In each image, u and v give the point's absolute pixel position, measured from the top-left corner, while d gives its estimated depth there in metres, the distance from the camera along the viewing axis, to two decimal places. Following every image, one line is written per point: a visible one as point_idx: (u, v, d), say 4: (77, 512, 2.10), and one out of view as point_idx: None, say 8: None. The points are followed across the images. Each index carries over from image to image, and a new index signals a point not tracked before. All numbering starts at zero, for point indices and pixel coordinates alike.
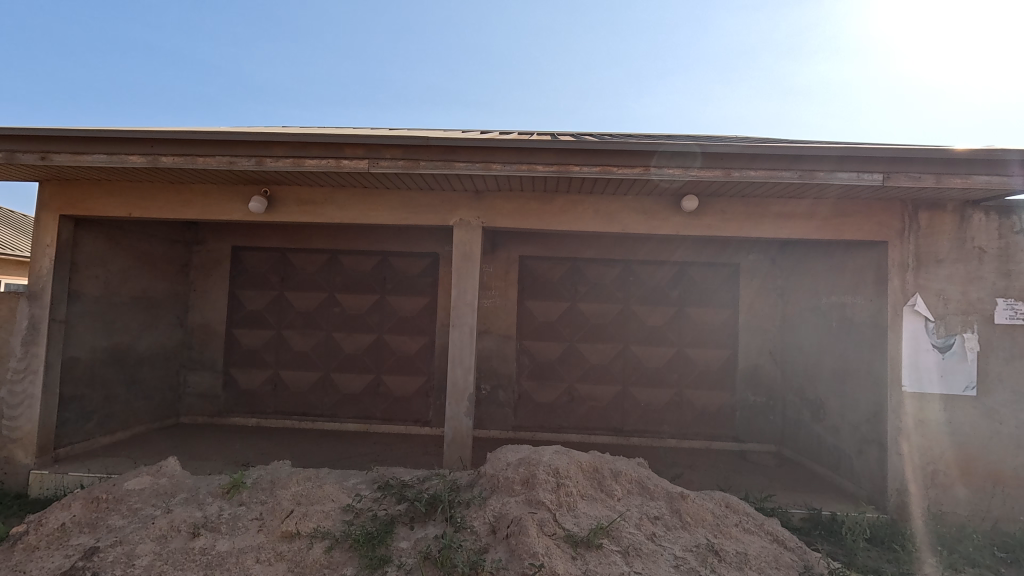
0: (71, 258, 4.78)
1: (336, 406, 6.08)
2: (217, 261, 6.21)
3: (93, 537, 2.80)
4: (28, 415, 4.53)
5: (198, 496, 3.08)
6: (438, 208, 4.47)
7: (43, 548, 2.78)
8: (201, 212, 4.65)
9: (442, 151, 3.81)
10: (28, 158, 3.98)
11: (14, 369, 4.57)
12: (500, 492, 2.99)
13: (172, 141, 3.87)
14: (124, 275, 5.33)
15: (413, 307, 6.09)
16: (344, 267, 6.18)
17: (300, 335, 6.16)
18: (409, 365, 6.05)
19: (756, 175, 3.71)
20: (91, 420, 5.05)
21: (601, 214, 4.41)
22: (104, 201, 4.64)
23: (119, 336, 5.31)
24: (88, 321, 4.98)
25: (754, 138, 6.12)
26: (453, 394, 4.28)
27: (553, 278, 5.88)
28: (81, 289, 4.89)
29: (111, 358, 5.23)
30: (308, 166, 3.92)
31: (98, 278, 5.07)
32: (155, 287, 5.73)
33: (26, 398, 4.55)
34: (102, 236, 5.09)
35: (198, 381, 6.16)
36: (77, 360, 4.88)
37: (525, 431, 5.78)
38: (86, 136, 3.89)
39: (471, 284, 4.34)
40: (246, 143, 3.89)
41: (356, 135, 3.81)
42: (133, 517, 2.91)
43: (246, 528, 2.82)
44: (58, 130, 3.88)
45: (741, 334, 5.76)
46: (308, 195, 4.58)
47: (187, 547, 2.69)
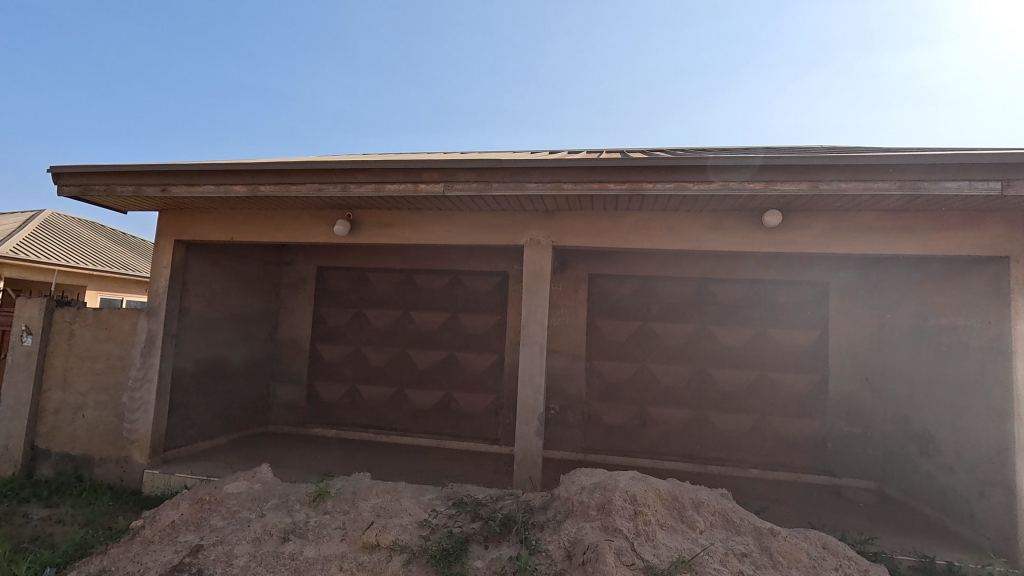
0: (182, 278, 5.31)
1: (409, 421, 6.26)
2: (303, 280, 6.68)
3: (197, 535, 3.03)
4: (143, 419, 5.05)
5: (288, 502, 3.27)
6: (509, 228, 4.55)
7: (156, 542, 3.05)
8: (292, 235, 5.03)
9: (515, 172, 3.89)
10: (152, 190, 4.52)
11: (135, 377, 5.11)
12: (574, 517, 2.93)
13: (269, 171, 4.24)
14: (224, 293, 5.85)
15: (483, 325, 6.18)
16: (417, 286, 6.43)
17: (376, 351, 6.44)
18: (479, 382, 6.13)
19: (848, 187, 3.46)
20: (195, 426, 5.53)
21: (675, 232, 4.29)
22: (211, 227, 5.15)
23: (219, 349, 5.81)
24: (193, 336, 5.49)
25: (844, 146, 5.71)
26: (523, 413, 4.28)
27: (623, 297, 5.77)
28: (190, 305, 5.42)
29: (211, 369, 5.73)
30: (388, 191, 4.15)
31: (204, 296, 5.60)
32: (250, 304, 6.24)
33: (143, 403, 5.07)
34: (208, 259, 5.63)
35: (285, 393, 6.60)
36: (184, 370, 5.39)
37: (595, 453, 5.65)
38: (199, 170, 4.36)
39: (541, 302, 4.35)
40: (333, 171, 4.18)
41: (433, 160, 3.99)
42: (231, 520, 3.13)
43: (330, 536, 2.94)
44: (177, 165, 4.38)
45: (832, 357, 5.33)
46: (388, 219, 4.83)
47: (277, 550, 2.84)
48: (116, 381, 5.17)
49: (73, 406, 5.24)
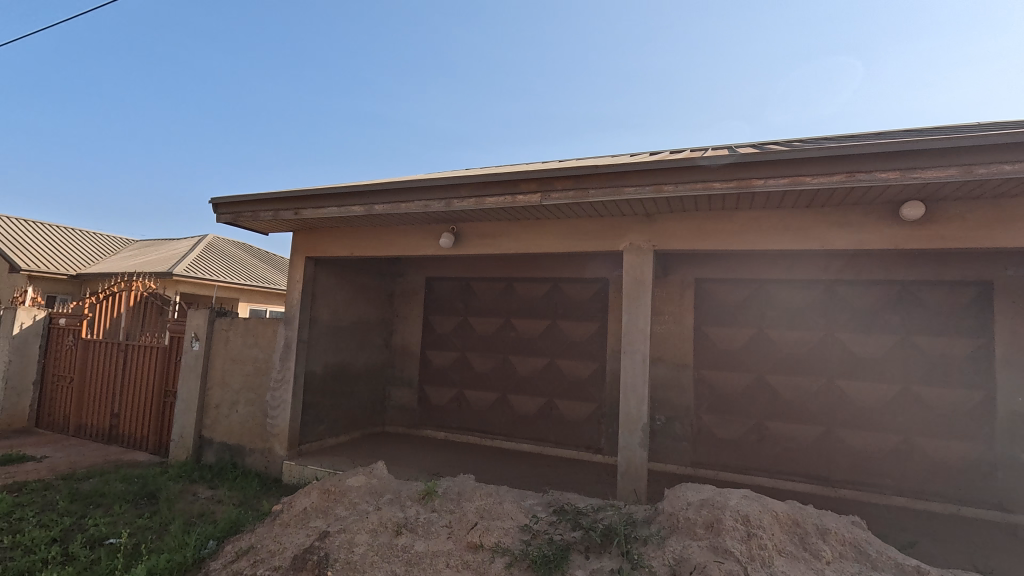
0: (312, 290, 5.96)
1: (512, 426, 6.40)
2: (414, 291, 7.16)
3: (325, 522, 3.37)
4: (282, 415, 5.72)
5: (401, 498, 3.51)
6: (607, 234, 4.49)
7: (292, 525, 3.44)
8: (403, 249, 5.42)
9: (612, 177, 3.84)
10: (288, 215, 5.16)
11: (276, 378, 5.82)
12: (680, 534, 2.80)
13: (382, 191, 4.64)
14: (347, 303, 6.46)
15: (584, 333, 6.14)
16: (518, 294, 6.57)
17: (481, 358, 6.69)
18: (580, 390, 6.08)
19: (1014, 169, 2.93)
20: (323, 423, 6.16)
21: (792, 231, 3.94)
22: (335, 244, 5.73)
23: (342, 355, 6.41)
24: (322, 342, 6.12)
25: (1010, 121, 4.84)
26: (626, 423, 4.17)
27: (734, 302, 5.41)
28: (319, 315, 6.06)
29: (336, 372, 6.34)
30: (488, 204, 4.31)
31: (330, 306, 6.22)
32: (368, 313, 6.82)
33: (282, 402, 5.75)
34: (333, 273, 6.26)
35: (399, 396, 7.09)
36: (315, 373, 6.03)
37: (706, 469, 5.32)
38: (325, 194, 4.89)
39: (643, 309, 4.22)
40: (437, 188, 4.45)
41: (530, 171, 4.08)
42: (353, 510, 3.43)
43: (437, 534, 3.11)
44: (307, 191, 4.96)
45: (1001, 370, 4.49)
46: (489, 230, 5.01)
47: (391, 542, 3.05)
48: (261, 382, 5.93)
49: (229, 402, 6.11)
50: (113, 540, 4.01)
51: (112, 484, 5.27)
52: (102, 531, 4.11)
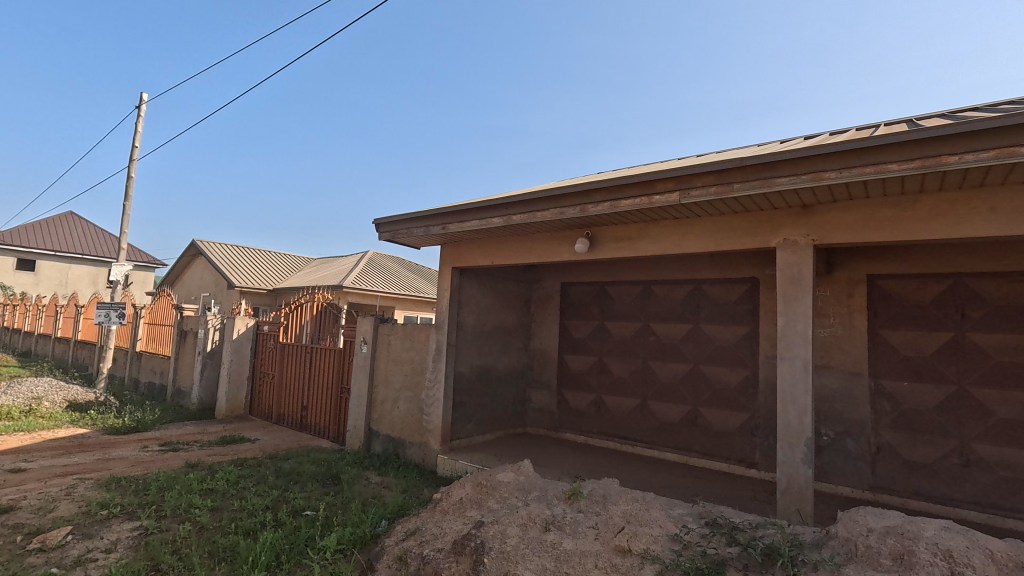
0: (459, 298, 6.45)
1: (654, 433, 6.20)
2: (551, 296, 7.35)
3: (479, 512, 3.62)
4: (436, 412, 6.26)
5: (548, 496, 3.64)
6: (756, 230, 4.17)
7: (451, 512, 3.76)
8: (540, 256, 5.61)
9: (760, 168, 3.56)
10: (437, 229, 5.69)
11: (430, 379, 6.39)
12: (859, 562, 2.48)
13: (520, 202, 4.87)
14: (489, 309, 6.87)
15: (731, 337, 5.74)
16: (657, 297, 6.38)
17: (619, 362, 6.61)
18: (729, 398, 5.68)
19: None
20: (471, 422, 6.60)
21: (1001, 214, 3.26)
22: (477, 254, 6.15)
23: (486, 358, 6.83)
24: (468, 346, 6.59)
25: None
26: (786, 436, 3.81)
27: (921, 301, 4.62)
28: (465, 320, 6.53)
29: (481, 374, 6.76)
30: (623, 207, 4.29)
31: (474, 312, 6.67)
32: (508, 319, 7.17)
33: (435, 400, 6.29)
34: (476, 281, 6.70)
35: (539, 398, 7.31)
36: (462, 375, 6.50)
37: (890, 495, 4.60)
38: (468, 208, 5.30)
39: (802, 310, 3.83)
40: (572, 194, 4.54)
41: (668, 169, 3.97)
42: (504, 504, 3.64)
43: (585, 534, 3.16)
44: (453, 207, 5.42)
45: None
46: (625, 233, 4.96)
47: (541, 537, 3.18)
48: (418, 381, 6.56)
49: (392, 399, 6.86)
50: (308, 512, 4.77)
51: (305, 465, 6.25)
52: (301, 504, 4.91)
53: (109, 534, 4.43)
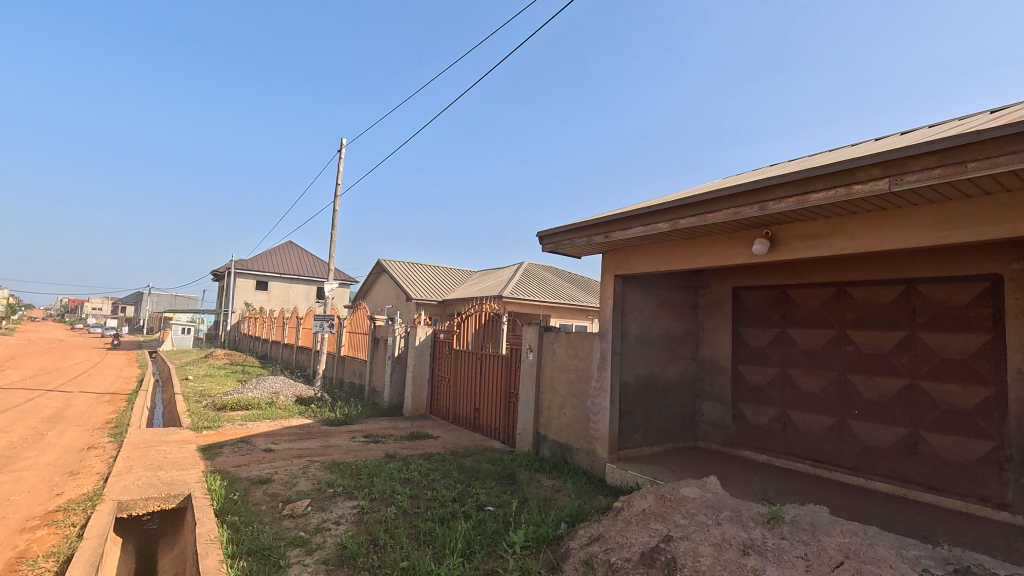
0: (622, 306, 6.39)
1: (857, 458, 5.38)
2: (721, 302, 6.88)
3: (666, 526, 3.52)
4: (603, 421, 6.24)
5: (742, 517, 3.40)
6: (1000, 216, 3.41)
7: (634, 523, 3.72)
8: (711, 260, 5.30)
9: (1008, 141, 2.91)
10: (599, 239, 5.75)
11: (596, 387, 6.40)
12: None
13: (688, 205, 4.68)
14: (653, 317, 6.68)
15: (963, 347, 4.74)
16: (854, 301, 5.56)
17: (808, 375, 5.90)
18: (963, 421, 4.68)
19: None
20: (638, 432, 6.47)
21: None
22: (641, 261, 6.04)
23: (652, 367, 6.64)
24: (633, 354, 6.47)
25: None
26: None
27: None
28: (629, 329, 6.44)
29: (648, 384, 6.58)
30: (813, 201, 3.85)
31: (638, 320, 6.54)
32: (674, 326, 6.89)
33: (601, 409, 6.27)
34: (640, 288, 6.57)
35: (711, 411, 6.86)
36: (628, 384, 6.40)
37: None
38: (631, 216, 5.25)
39: None
40: (749, 192, 4.22)
41: (871, 155, 3.46)
42: (692, 520, 3.49)
43: (793, 563, 2.86)
44: (615, 215, 5.43)
45: None
46: (814, 229, 4.43)
47: (739, 561, 2.96)
48: (584, 389, 6.61)
49: (558, 405, 7.01)
50: (491, 507, 5.14)
51: (483, 463, 6.74)
52: (484, 499, 5.31)
53: (336, 509, 5.30)
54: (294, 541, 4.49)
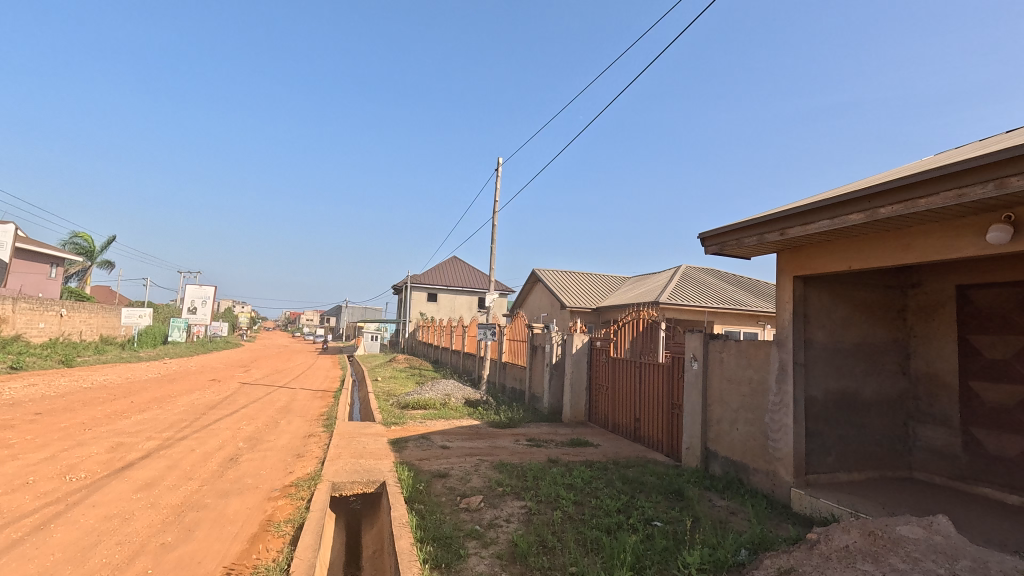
0: (804, 311, 5.65)
1: None
2: (939, 304, 5.75)
3: (879, 569, 2.97)
4: (785, 440, 5.55)
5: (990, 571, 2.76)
6: None
7: (836, 560, 3.21)
8: (924, 254, 4.43)
9: None
10: (773, 237, 5.21)
11: (774, 402, 5.71)
12: None
13: (889, 190, 3.99)
14: (846, 323, 5.81)
15: None
16: None
17: None
18: None
19: None
20: (831, 456, 5.65)
21: None
22: (826, 259, 5.30)
23: (846, 381, 5.77)
24: (820, 366, 5.69)
25: None
26: None
27: None
28: (814, 337, 5.67)
29: (841, 401, 5.73)
30: None
31: (825, 327, 5.73)
32: (874, 334, 5.92)
33: (783, 426, 5.58)
34: (826, 290, 5.76)
35: (930, 436, 5.74)
36: (815, 400, 5.63)
37: None
38: (813, 208, 4.66)
39: None
40: (978, 168, 3.44)
41: None
42: (916, 566, 2.92)
43: None
44: (792, 210, 4.87)
45: None
46: None
47: None
48: (759, 404, 5.94)
49: (729, 420, 6.40)
50: (659, 523, 4.94)
51: (647, 476, 6.52)
52: (651, 513, 5.14)
53: (506, 507, 5.60)
54: (471, 533, 4.85)
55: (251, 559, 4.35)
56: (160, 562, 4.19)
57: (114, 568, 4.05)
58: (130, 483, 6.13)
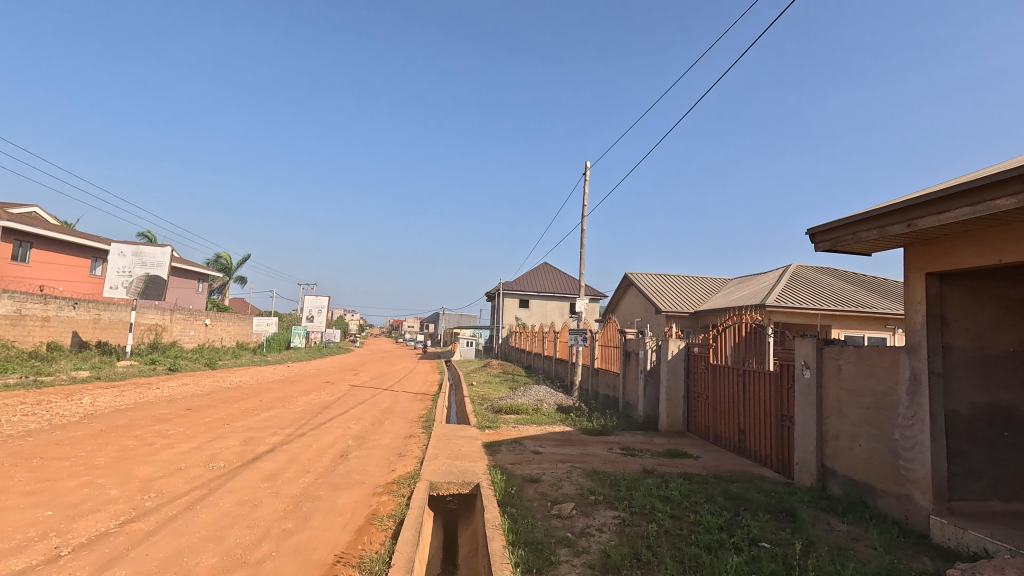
0: (941, 313, 4.94)
1: None
2: None
3: None
4: (921, 460, 4.87)
5: None
6: None
7: None
8: None
9: None
10: (897, 229, 4.62)
11: (905, 416, 5.04)
12: None
13: None
14: (996, 326, 5.01)
15: None
16: None
17: None
18: None
19: None
20: (981, 481, 4.88)
21: None
22: (966, 252, 4.61)
23: (999, 394, 4.97)
24: (964, 375, 4.93)
25: None
26: None
27: None
28: (954, 342, 4.94)
29: (993, 417, 4.94)
30: None
31: (969, 331, 4.97)
32: None
33: (917, 444, 4.90)
34: (968, 288, 5.00)
35: None
36: (959, 415, 4.89)
37: None
38: (947, 195, 4.07)
39: None
40: None
41: None
42: None
43: None
44: (920, 197, 4.29)
45: None
46: None
47: None
48: (887, 418, 5.27)
49: (849, 435, 5.74)
50: (766, 544, 4.56)
51: (752, 492, 6.04)
52: (756, 533, 4.76)
53: (598, 516, 5.50)
54: (562, 540, 4.82)
55: (358, 549, 4.70)
56: (281, 545, 4.67)
57: (245, 548, 4.59)
58: (258, 473, 6.90)
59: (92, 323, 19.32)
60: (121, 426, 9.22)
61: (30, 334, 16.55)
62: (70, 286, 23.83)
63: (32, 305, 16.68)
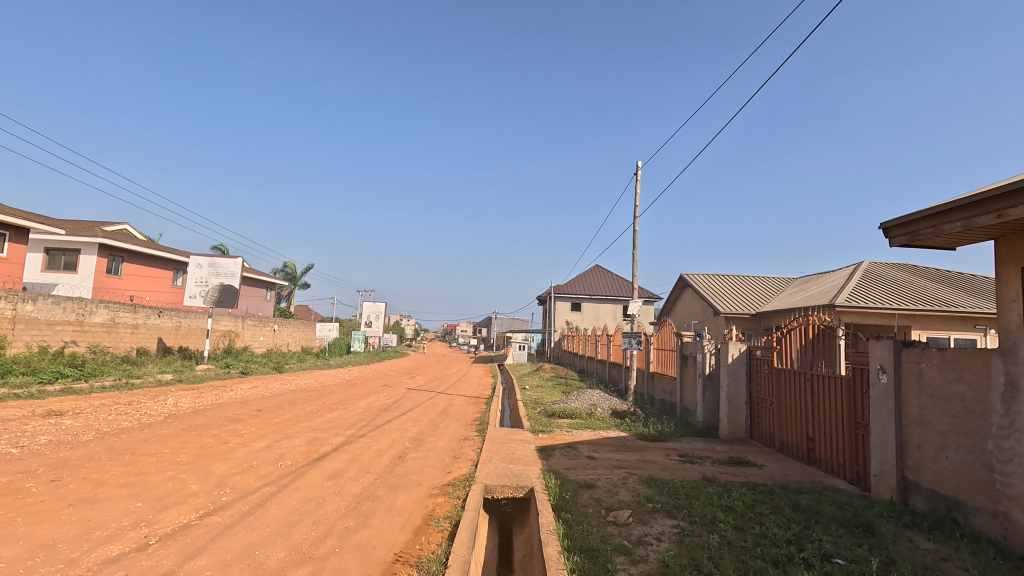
0: None
1: None
2: None
3: None
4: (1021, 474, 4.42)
5: None
6: None
7: None
8: None
9: None
10: (986, 220, 4.21)
11: (1000, 425, 4.61)
12: None
13: None
14: None
15: None
16: None
17: None
18: None
19: None
20: None
21: None
22: None
23: None
24: None
25: None
26: None
27: None
28: None
29: None
30: None
31: None
32: None
33: (1016, 456, 4.46)
34: None
35: None
36: None
37: None
38: None
39: None
40: None
41: None
42: None
43: None
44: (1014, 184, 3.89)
45: None
46: None
47: None
48: (978, 427, 4.83)
49: (934, 445, 5.29)
50: (841, 561, 4.27)
51: (824, 504, 5.68)
52: (829, 548, 4.47)
53: (656, 524, 5.35)
54: (618, 547, 4.73)
55: (415, 549, 4.81)
56: (344, 542, 4.86)
57: (311, 543, 4.81)
58: (322, 472, 7.21)
59: (175, 330, 20.90)
60: (200, 426, 9.91)
61: (123, 340, 18.13)
62: (155, 296, 25.96)
63: (124, 313, 18.22)
